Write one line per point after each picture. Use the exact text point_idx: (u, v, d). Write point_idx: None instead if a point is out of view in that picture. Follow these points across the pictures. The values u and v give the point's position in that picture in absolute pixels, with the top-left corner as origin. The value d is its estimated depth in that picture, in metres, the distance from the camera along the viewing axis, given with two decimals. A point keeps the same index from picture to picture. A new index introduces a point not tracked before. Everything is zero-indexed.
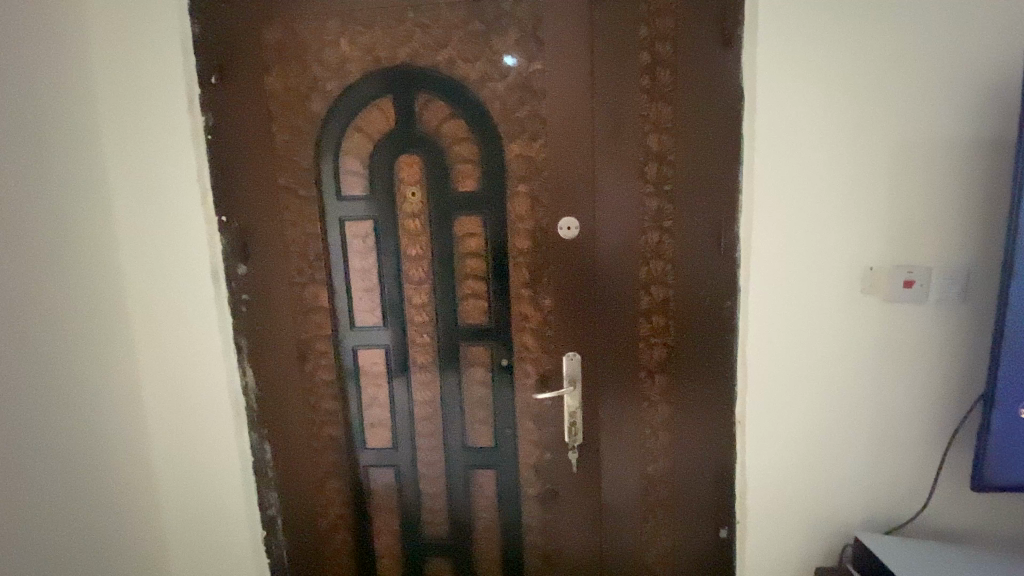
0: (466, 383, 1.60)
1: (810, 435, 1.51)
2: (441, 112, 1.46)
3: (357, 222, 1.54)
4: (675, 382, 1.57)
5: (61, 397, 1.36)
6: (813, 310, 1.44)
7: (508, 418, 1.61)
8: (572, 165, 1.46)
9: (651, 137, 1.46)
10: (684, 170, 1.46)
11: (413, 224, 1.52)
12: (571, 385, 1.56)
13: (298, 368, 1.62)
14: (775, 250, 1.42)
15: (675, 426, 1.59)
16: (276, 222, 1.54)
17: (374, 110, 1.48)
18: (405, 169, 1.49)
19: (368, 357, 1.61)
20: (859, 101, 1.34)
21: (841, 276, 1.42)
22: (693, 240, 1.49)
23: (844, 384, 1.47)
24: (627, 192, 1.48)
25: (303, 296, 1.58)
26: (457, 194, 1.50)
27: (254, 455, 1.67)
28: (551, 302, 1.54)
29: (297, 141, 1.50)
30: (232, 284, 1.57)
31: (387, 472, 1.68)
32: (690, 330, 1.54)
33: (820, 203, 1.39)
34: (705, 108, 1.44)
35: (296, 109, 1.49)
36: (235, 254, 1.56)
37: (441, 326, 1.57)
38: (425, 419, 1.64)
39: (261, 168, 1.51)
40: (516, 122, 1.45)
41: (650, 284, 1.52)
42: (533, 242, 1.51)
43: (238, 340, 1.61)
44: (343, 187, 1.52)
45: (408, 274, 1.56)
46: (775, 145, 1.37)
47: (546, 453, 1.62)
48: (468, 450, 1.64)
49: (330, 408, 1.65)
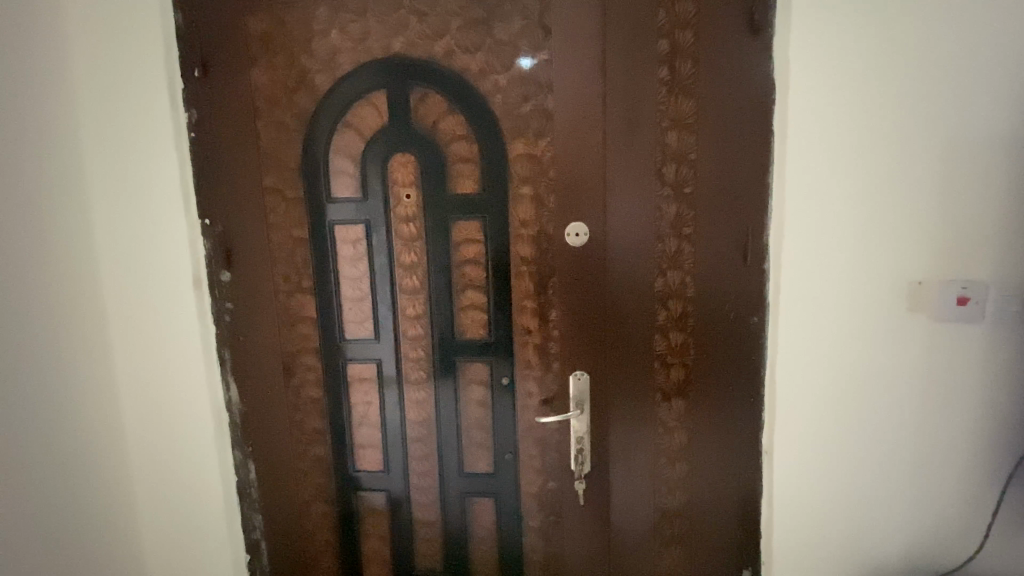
0: (463, 402, 1.46)
1: (847, 467, 1.34)
2: (439, 107, 1.34)
3: (348, 226, 1.42)
4: (695, 406, 1.41)
5: (40, 409, 1.28)
6: (853, 328, 1.28)
7: (508, 442, 1.46)
8: (582, 164, 1.32)
9: (670, 135, 1.31)
10: (707, 172, 1.32)
11: (407, 230, 1.40)
12: (579, 408, 1.41)
13: (284, 383, 1.51)
14: (810, 260, 1.26)
15: (694, 454, 1.44)
16: (262, 226, 1.44)
17: (367, 105, 1.36)
18: (399, 169, 1.37)
19: (359, 373, 1.49)
20: (910, 93, 1.18)
21: (885, 291, 1.25)
22: (716, 249, 1.34)
23: (886, 413, 1.30)
24: (643, 194, 1.33)
25: (290, 306, 1.47)
26: (455, 196, 1.37)
27: (238, 473, 1.56)
28: (557, 316, 1.39)
29: (284, 140, 1.40)
30: (216, 292, 1.47)
31: (378, 497, 1.55)
32: (711, 349, 1.39)
33: (862, 207, 1.23)
34: (731, 101, 1.29)
35: (283, 104, 1.38)
36: (219, 260, 1.46)
37: (436, 339, 1.44)
38: (418, 440, 1.50)
39: (247, 169, 1.41)
40: (520, 117, 1.32)
41: (668, 298, 1.37)
42: (538, 249, 1.37)
43: (222, 352, 1.50)
44: (332, 189, 1.41)
45: (402, 284, 1.43)
46: (810, 143, 1.22)
47: (550, 482, 1.47)
48: (465, 476, 1.50)
49: (318, 428, 1.53)
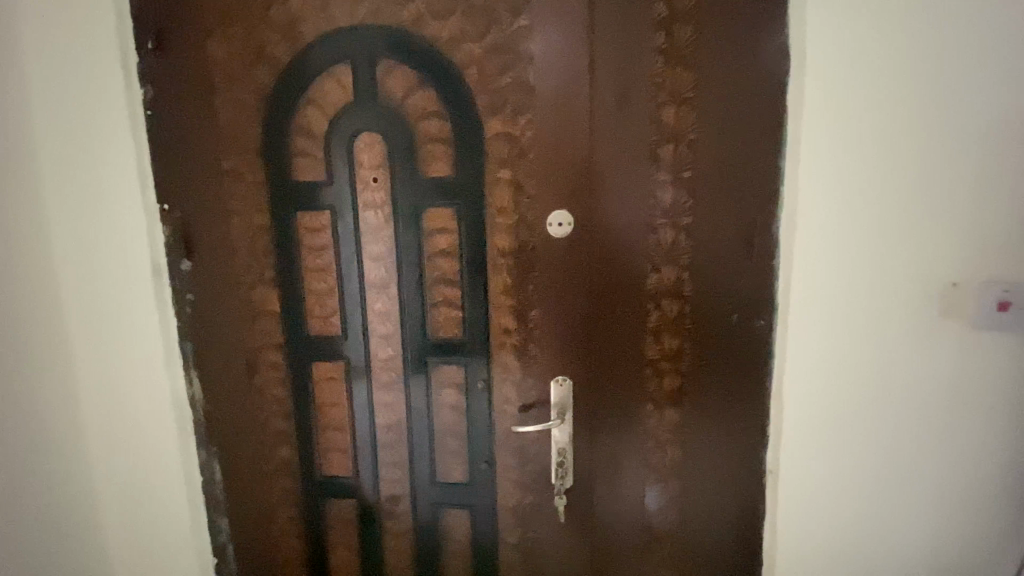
0: (436, 406, 1.35)
1: (861, 490, 1.18)
2: (407, 80, 1.21)
3: (312, 213, 1.30)
4: (690, 418, 1.27)
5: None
6: (873, 334, 1.12)
7: (484, 451, 1.34)
8: (567, 145, 1.18)
9: (667, 111, 1.16)
10: (708, 154, 1.16)
11: (373, 218, 1.28)
12: (560, 417, 1.28)
13: (247, 380, 1.41)
14: (826, 256, 1.10)
15: (689, 471, 1.29)
16: (223, 213, 1.33)
17: (330, 79, 1.24)
18: (365, 150, 1.25)
19: (325, 372, 1.38)
20: (948, 61, 1.00)
21: (911, 292, 1.09)
22: (719, 241, 1.18)
23: (909, 432, 1.14)
24: (635, 178, 1.18)
25: (252, 298, 1.37)
26: (425, 180, 1.24)
27: (203, 475, 1.44)
28: (537, 314, 1.26)
29: (245, 119, 1.29)
30: (177, 283, 1.36)
31: (346, 504, 1.45)
32: (710, 354, 1.23)
33: (888, 196, 1.06)
34: (736, 73, 1.13)
35: (244, 80, 1.27)
36: (177, 247, 1.34)
37: (407, 337, 1.32)
38: (388, 445, 1.39)
39: (207, 150, 1.31)
40: (497, 92, 1.18)
41: (661, 296, 1.22)
42: (517, 240, 1.23)
43: (184, 347, 1.38)
44: (294, 172, 1.29)
45: (369, 277, 1.32)
46: (829, 118, 1.05)
47: (529, 497, 1.34)
48: (437, 486, 1.38)
49: (283, 430, 1.43)
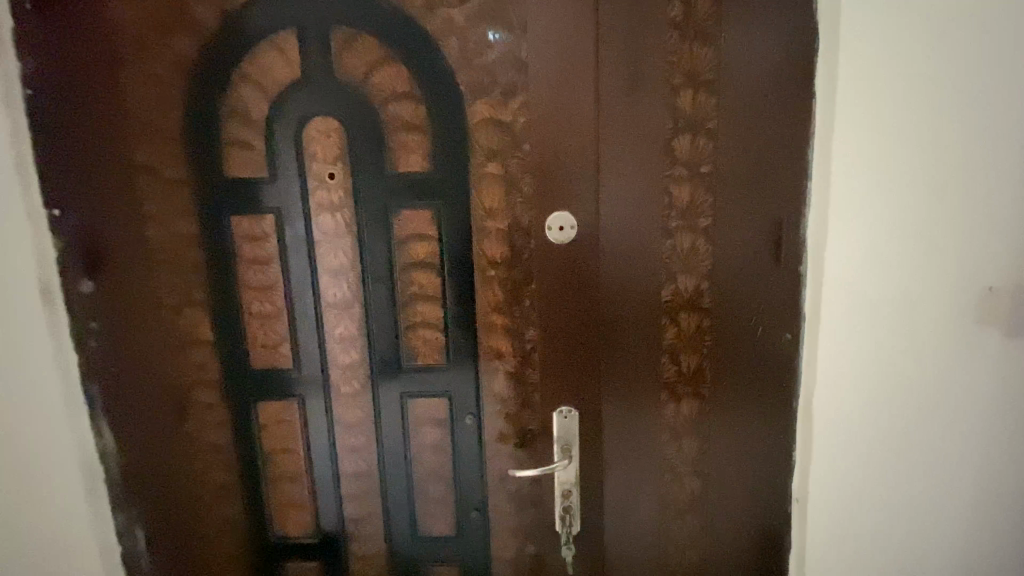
0: (415, 446, 1.13)
1: (894, 517, 1.07)
2: (371, 54, 0.99)
3: (253, 218, 1.05)
4: (711, 445, 1.11)
5: None
6: (909, 347, 1.00)
7: (474, 497, 1.13)
8: (568, 134, 0.99)
9: (684, 95, 0.99)
10: (728, 146, 1.01)
11: (332, 223, 1.05)
12: (565, 454, 1.09)
13: (174, 428, 1.13)
14: (860, 261, 0.97)
15: (709, 505, 1.14)
16: (136, 220, 1.06)
17: (273, 51, 0.99)
18: (319, 139, 1.02)
19: (275, 413, 1.13)
20: (994, 41, 0.89)
21: (949, 300, 0.98)
22: (742, 244, 1.04)
23: (945, 453, 1.04)
24: (648, 173, 1.01)
25: (178, 325, 1.10)
26: (396, 176, 1.02)
27: (124, 554, 1.13)
28: (536, 335, 1.07)
29: (161, 102, 1.02)
30: (76, 310, 1.05)
31: (307, 569, 1.20)
32: (732, 373, 1.08)
33: (928, 192, 0.94)
34: (761, 50, 0.98)
35: (159, 52, 1.01)
36: (73, 263, 1.04)
37: (377, 367, 1.10)
38: (358, 496, 1.16)
39: (113, 141, 1.03)
40: (483, 70, 0.98)
41: (678, 309, 1.06)
42: (510, 247, 1.03)
43: (89, 391, 1.07)
44: (229, 168, 1.03)
45: (329, 296, 1.08)
46: (866, 104, 0.92)
47: (529, 546, 1.15)
48: (420, 540, 1.16)
49: (224, 485, 1.16)
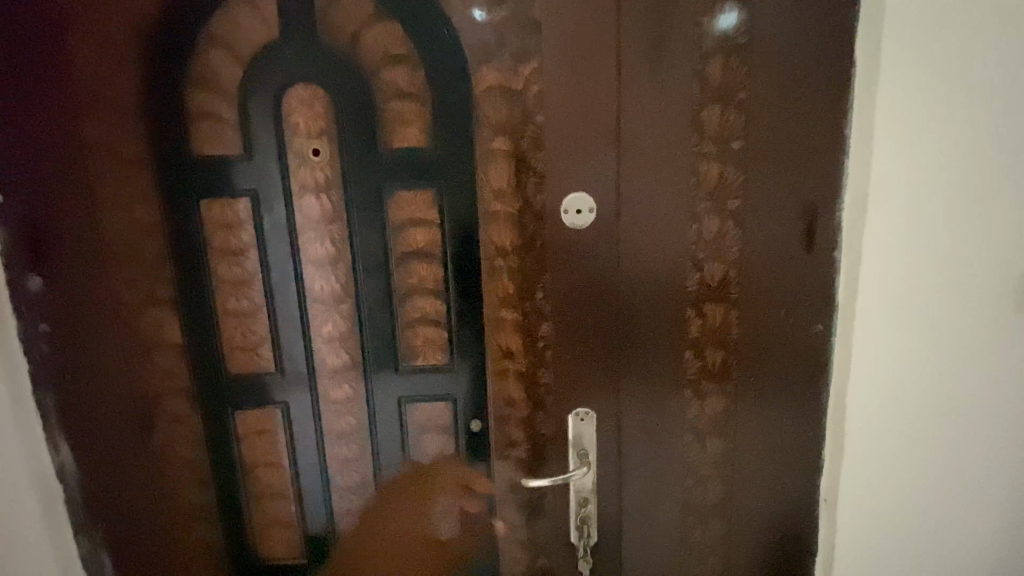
0: (416, 454, 1.02)
1: (936, 525, 0.97)
2: (361, 12, 0.86)
3: (227, 203, 0.92)
4: (736, 445, 1.04)
5: None
6: (956, 341, 0.90)
7: (482, 507, 1.04)
8: (587, 105, 0.89)
9: (713, 63, 0.90)
10: (759, 119, 0.91)
11: (319, 207, 0.93)
12: (582, 461, 1.00)
13: (138, 443, 1.00)
14: (906, 247, 0.87)
15: (733, 509, 1.06)
16: (88, 205, 0.92)
17: (247, 9, 0.86)
18: (302, 112, 0.89)
19: (257, 422, 1.01)
20: None
21: (1003, 289, 0.88)
22: (772, 228, 0.95)
23: (994, 457, 0.95)
24: (672, 150, 0.92)
25: (141, 326, 0.96)
26: (391, 154, 0.91)
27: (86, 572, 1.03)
28: (548, 331, 0.97)
29: (114, 68, 0.88)
30: (21, 309, 0.94)
31: None
32: (760, 369, 1.00)
33: (982, 170, 0.84)
34: (797, 12, 0.88)
35: (110, 9, 0.86)
36: (17, 257, 0.92)
37: (373, 368, 0.98)
38: (352, 511, 1.05)
39: (57, 113, 0.89)
40: (490, 32, 0.87)
41: (704, 300, 0.97)
42: (521, 233, 0.93)
43: (39, 400, 0.96)
44: (198, 145, 0.90)
45: (316, 290, 0.96)
46: (919, 71, 0.81)
47: (541, 559, 1.06)
48: (422, 556, 1.06)
49: (199, 506, 1.04)
